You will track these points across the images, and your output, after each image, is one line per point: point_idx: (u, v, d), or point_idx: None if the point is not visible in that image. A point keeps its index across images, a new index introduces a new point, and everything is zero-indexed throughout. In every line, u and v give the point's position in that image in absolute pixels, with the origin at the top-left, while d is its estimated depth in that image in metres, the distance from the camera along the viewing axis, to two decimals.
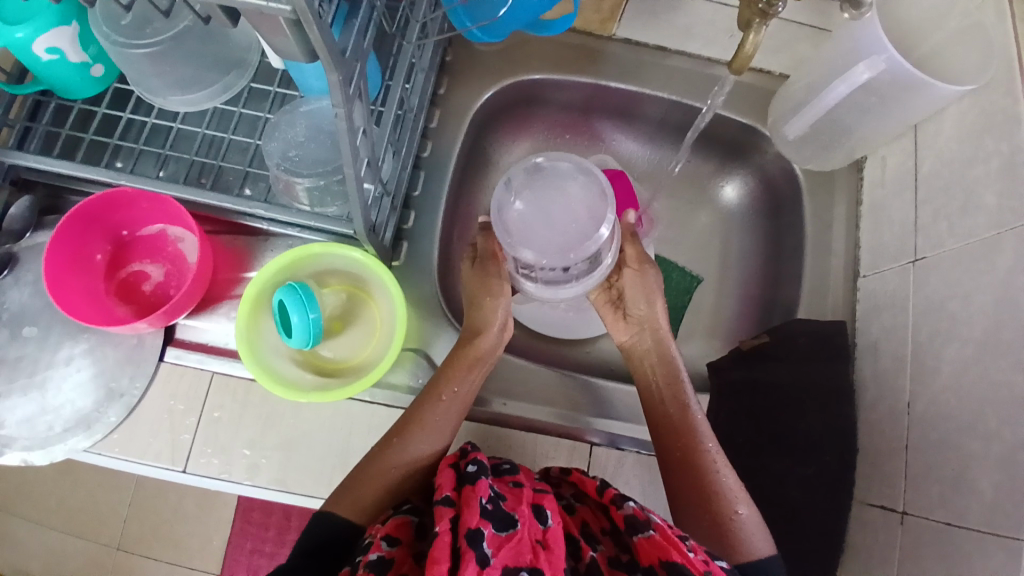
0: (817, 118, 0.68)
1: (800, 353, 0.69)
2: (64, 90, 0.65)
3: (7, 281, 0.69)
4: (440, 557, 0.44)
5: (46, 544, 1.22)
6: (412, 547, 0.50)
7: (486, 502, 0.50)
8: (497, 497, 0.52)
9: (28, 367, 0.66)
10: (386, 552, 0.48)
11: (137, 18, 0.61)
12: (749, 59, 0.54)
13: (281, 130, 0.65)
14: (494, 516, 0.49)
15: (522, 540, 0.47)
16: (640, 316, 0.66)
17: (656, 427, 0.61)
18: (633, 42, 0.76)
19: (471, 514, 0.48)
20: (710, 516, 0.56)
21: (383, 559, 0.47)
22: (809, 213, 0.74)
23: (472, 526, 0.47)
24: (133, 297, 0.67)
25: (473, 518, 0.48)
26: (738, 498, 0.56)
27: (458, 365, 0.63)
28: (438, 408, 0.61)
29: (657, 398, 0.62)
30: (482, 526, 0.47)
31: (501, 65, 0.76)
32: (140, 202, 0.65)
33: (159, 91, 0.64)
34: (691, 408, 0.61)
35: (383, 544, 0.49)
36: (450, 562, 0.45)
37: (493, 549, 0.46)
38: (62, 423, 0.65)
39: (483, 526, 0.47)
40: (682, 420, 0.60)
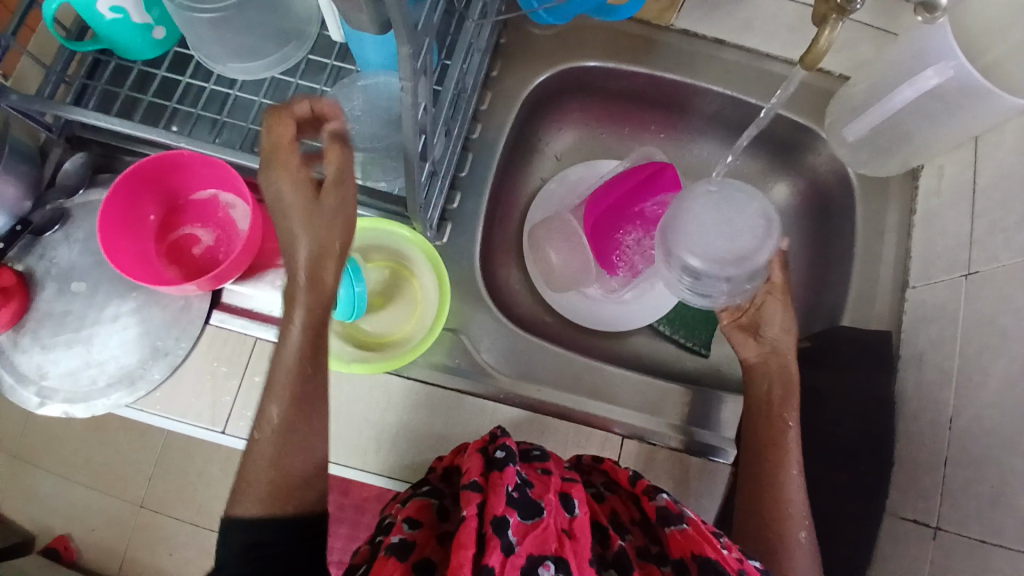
0: (877, 121, 0.66)
1: (840, 359, 0.68)
2: (124, 50, 0.66)
3: (58, 237, 0.70)
4: (467, 542, 0.44)
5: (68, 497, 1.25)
6: (435, 528, 0.50)
7: (513, 490, 0.50)
8: (525, 484, 0.52)
9: (75, 322, 0.68)
10: (408, 535, 0.48)
11: None
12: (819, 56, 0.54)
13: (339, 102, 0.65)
14: (520, 504, 0.48)
15: (549, 529, 0.47)
16: (775, 342, 0.66)
17: (759, 438, 0.63)
18: (690, 33, 0.74)
19: (498, 501, 0.48)
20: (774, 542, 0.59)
21: (406, 541, 0.47)
22: (860, 218, 0.73)
23: (498, 513, 0.47)
24: (182, 259, 0.68)
25: (500, 506, 0.48)
26: (801, 524, 0.60)
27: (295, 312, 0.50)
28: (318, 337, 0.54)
29: (761, 414, 0.64)
30: (509, 514, 0.47)
31: (555, 50, 0.75)
32: (196, 166, 0.65)
33: (220, 59, 0.65)
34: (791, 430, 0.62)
35: (405, 526, 0.49)
36: (477, 547, 0.45)
37: (518, 537, 0.46)
38: (105, 378, 0.66)
39: (510, 514, 0.47)
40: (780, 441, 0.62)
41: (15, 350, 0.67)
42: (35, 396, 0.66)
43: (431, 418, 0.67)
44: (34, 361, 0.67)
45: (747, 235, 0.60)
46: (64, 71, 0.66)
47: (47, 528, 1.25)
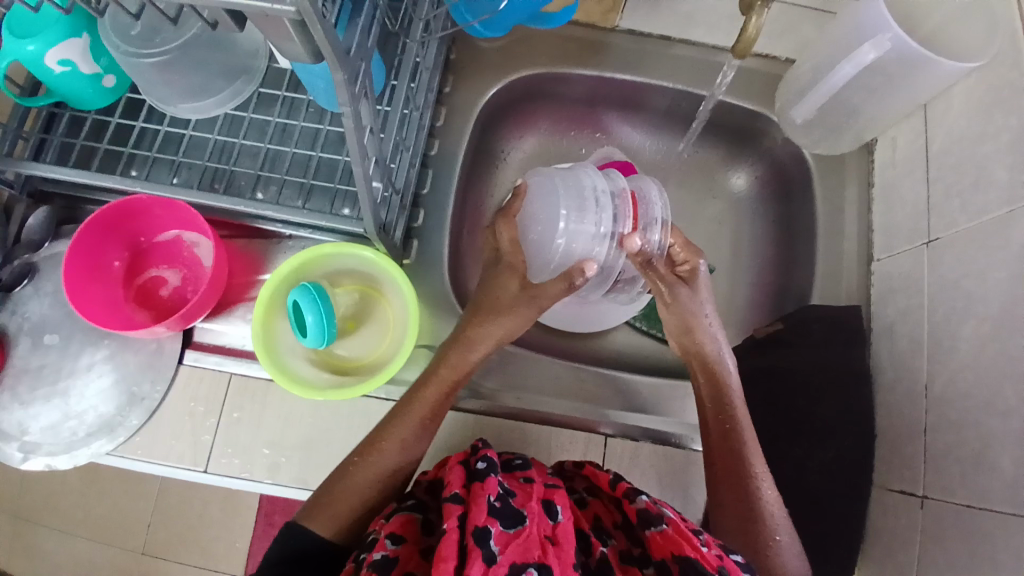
0: (823, 100, 0.67)
1: (815, 339, 0.69)
2: (76, 102, 0.67)
3: (28, 292, 0.70)
4: (448, 555, 0.45)
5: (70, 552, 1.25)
6: (418, 544, 0.52)
7: (494, 499, 0.50)
8: (507, 493, 0.52)
9: (51, 375, 0.68)
10: (391, 551, 0.49)
11: (146, 28, 0.60)
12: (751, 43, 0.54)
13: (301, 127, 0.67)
14: (502, 513, 0.49)
15: (530, 537, 0.48)
16: (686, 336, 0.64)
17: (711, 454, 0.60)
18: (636, 32, 0.75)
19: (480, 512, 0.48)
20: (751, 512, 0.56)
21: (387, 557, 0.48)
22: (820, 197, 0.73)
23: (480, 524, 0.47)
24: (151, 303, 0.68)
25: (481, 515, 0.48)
26: (778, 525, 0.56)
27: (397, 425, 0.59)
28: (409, 430, 0.59)
29: (701, 397, 0.62)
30: (490, 524, 0.47)
31: (505, 61, 0.76)
32: (154, 209, 0.66)
33: (170, 101, 0.65)
34: (745, 429, 0.59)
35: (388, 542, 0.50)
36: (458, 559, 0.45)
37: (501, 546, 0.46)
38: (86, 428, 0.66)
39: (492, 523, 0.47)
40: (730, 433, 0.59)
41: None
42: (17, 451, 0.66)
43: None
44: (13, 418, 0.67)
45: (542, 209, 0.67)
46: (21, 127, 0.66)
47: None
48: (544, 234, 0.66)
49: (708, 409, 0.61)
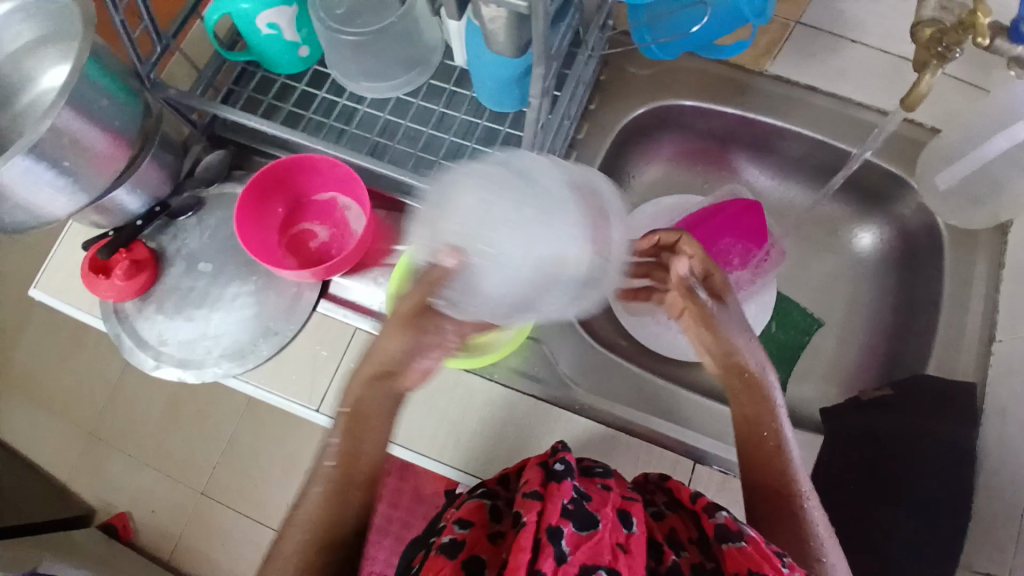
0: (970, 169, 0.67)
1: (923, 407, 0.68)
2: (271, 64, 0.75)
3: (191, 222, 0.78)
4: (524, 546, 0.46)
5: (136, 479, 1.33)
6: (487, 529, 0.53)
7: (569, 502, 0.51)
8: (582, 496, 0.53)
9: (198, 298, 0.75)
10: (458, 535, 0.52)
11: (349, 11, 0.69)
12: (920, 100, 0.55)
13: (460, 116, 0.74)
14: (576, 516, 0.50)
15: (602, 542, 0.49)
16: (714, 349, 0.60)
17: (748, 468, 0.59)
18: (782, 78, 0.77)
19: (554, 510, 0.49)
20: (803, 545, 0.55)
21: (456, 541, 0.51)
22: (948, 268, 0.73)
23: (553, 522, 0.48)
24: (299, 251, 0.75)
25: (555, 515, 0.49)
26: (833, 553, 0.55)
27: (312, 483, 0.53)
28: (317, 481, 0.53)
29: (749, 435, 0.59)
30: (562, 524, 0.48)
31: (652, 87, 0.80)
32: (320, 169, 0.73)
33: (353, 78, 0.73)
34: (790, 453, 0.58)
35: (456, 527, 0.53)
36: (532, 552, 0.46)
37: (571, 547, 0.48)
38: (219, 349, 0.73)
39: (564, 524, 0.49)
40: (773, 451, 0.58)
41: (141, 317, 0.76)
42: (151, 359, 0.74)
43: (509, 421, 0.70)
44: (156, 328, 0.75)
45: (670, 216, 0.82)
46: (214, 78, 0.76)
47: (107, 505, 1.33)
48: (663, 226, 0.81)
49: (748, 442, 0.59)
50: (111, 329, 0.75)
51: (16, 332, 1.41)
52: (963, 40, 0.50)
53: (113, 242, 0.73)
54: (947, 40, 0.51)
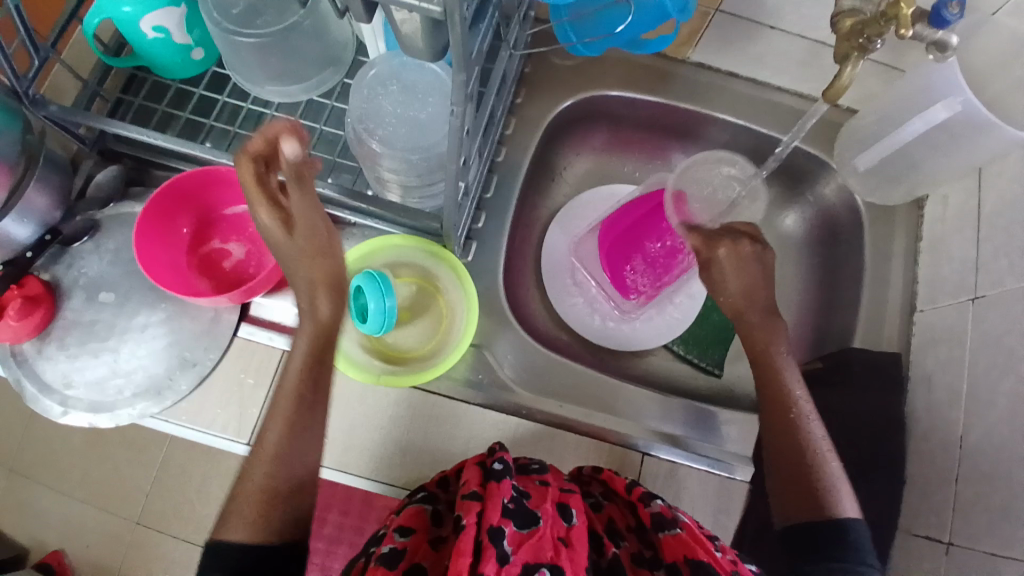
0: (888, 152, 0.68)
1: (855, 380, 0.71)
2: (163, 69, 0.68)
3: (88, 248, 0.71)
4: (464, 551, 0.45)
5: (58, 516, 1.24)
6: (427, 534, 0.53)
7: (508, 501, 0.51)
8: (520, 495, 0.53)
9: (104, 331, 0.69)
10: (398, 544, 0.51)
11: (247, 9, 0.62)
12: (841, 93, 0.53)
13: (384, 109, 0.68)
14: (516, 514, 0.50)
15: (544, 538, 0.49)
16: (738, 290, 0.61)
17: (768, 423, 0.61)
18: (704, 65, 0.77)
19: (494, 509, 0.49)
20: (809, 487, 0.56)
21: (395, 550, 0.50)
22: (869, 244, 0.76)
23: (495, 523, 0.48)
24: (214, 271, 0.70)
25: (496, 515, 0.49)
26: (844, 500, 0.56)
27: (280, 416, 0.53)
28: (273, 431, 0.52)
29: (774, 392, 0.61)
30: (504, 524, 0.48)
31: (577, 79, 0.78)
32: (229, 182, 0.68)
33: (257, 81, 0.68)
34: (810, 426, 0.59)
35: (396, 536, 0.52)
36: (474, 555, 0.46)
37: (514, 546, 0.47)
38: (133, 387, 0.67)
39: (506, 523, 0.48)
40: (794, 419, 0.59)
41: (42, 358, 0.69)
42: (57, 405, 0.67)
43: (457, 434, 0.68)
44: (59, 370, 0.68)
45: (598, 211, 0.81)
46: (101, 86, 0.68)
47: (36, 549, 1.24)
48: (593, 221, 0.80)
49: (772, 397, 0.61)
50: (9, 374, 0.68)
51: None
52: (884, 31, 0.50)
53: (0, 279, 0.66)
54: (868, 31, 0.51)
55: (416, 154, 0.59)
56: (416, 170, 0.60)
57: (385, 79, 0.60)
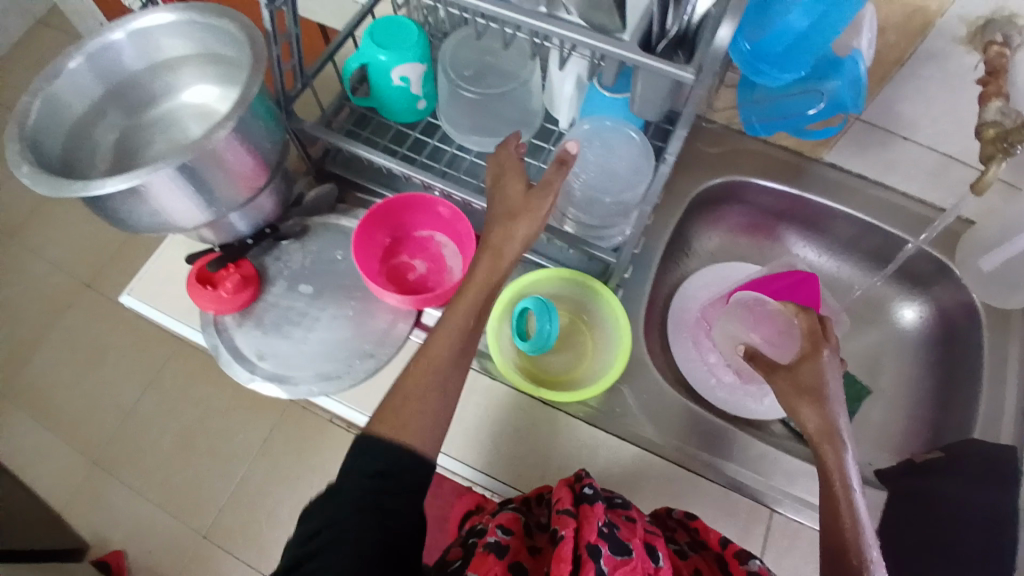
0: (1013, 255, 0.76)
1: (974, 472, 0.73)
2: (390, 112, 0.82)
3: (294, 246, 0.83)
4: (565, 558, 0.50)
5: (137, 513, 1.40)
6: (525, 540, 0.58)
7: (603, 525, 0.53)
8: (613, 524, 0.55)
9: (296, 316, 0.79)
10: (502, 539, 0.55)
11: (476, 74, 0.78)
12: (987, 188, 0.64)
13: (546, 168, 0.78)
14: (612, 538, 0.52)
15: (637, 569, 0.51)
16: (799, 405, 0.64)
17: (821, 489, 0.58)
18: (837, 166, 0.88)
19: (591, 530, 0.52)
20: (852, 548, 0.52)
21: (500, 544, 0.55)
22: (988, 346, 0.81)
23: (592, 541, 0.51)
24: (399, 280, 0.80)
25: (593, 534, 0.52)
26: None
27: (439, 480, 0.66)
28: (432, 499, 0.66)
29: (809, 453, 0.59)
30: (600, 544, 0.51)
31: (720, 165, 0.90)
32: (427, 208, 0.80)
33: (464, 132, 0.81)
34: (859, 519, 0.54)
35: (499, 531, 0.56)
36: (572, 564, 0.50)
37: (609, 568, 0.50)
38: (314, 367, 0.77)
39: (602, 544, 0.51)
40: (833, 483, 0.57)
41: (238, 330, 0.79)
42: (245, 371, 0.77)
43: (592, 458, 0.73)
44: (254, 343, 0.78)
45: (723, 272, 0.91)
46: (334, 117, 0.83)
47: (105, 539, 1.41)
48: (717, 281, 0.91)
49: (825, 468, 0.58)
50: (207, 340, 0.78)
51: (59, 369, 1.56)
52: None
53: (222, 257, 0.78)
54: (1012, 138, 0.61)
55: (608, 198, 0.71)
56: (602, 210, 0.72)
57: (590, 137, 0.71)
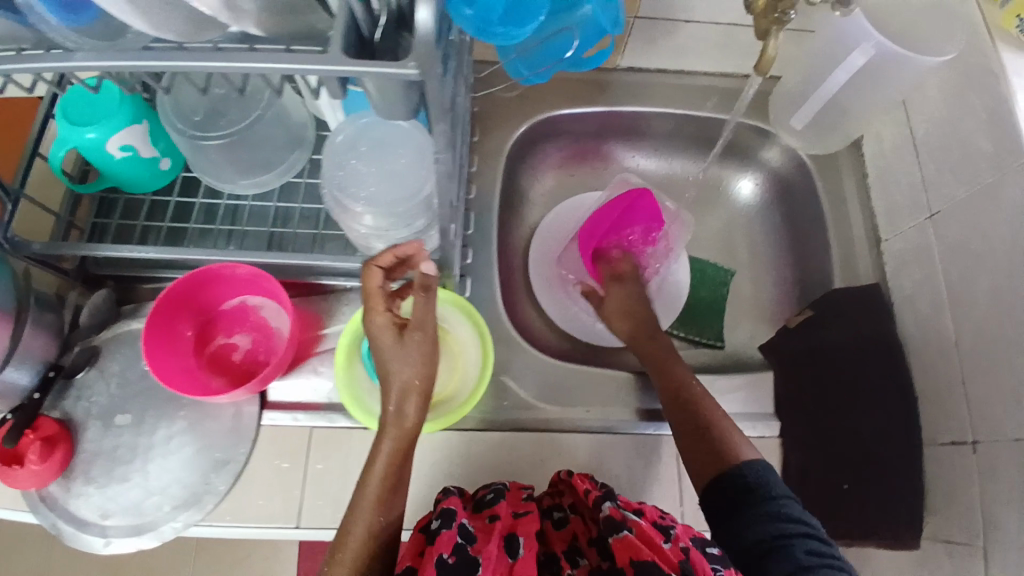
0: (818, 106, 0.76)
1: (845, 318, 0.76)
2: (133, 185, 0.69)
3: (93, 375, 0.70)
4: None
5: None
6: None
7: (448, 556, 0.52)
8: (464, 542, 0.54)
9: (127, 454, 0.68)
10: None
11: (208, 112, 0.64)
12: (769, 64, 0.59)
13: (348, 168, 0.59)
14: (458, 567, 0.52)
15: None
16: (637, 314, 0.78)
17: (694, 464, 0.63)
18: (637, 68, 0.85)
19: (430, 575, 0.51)
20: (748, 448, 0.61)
21: None
22: (824, 192, 0.81)
23: None
24: (225, 367, 0.68)
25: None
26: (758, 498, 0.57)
27: (367, 492, 0.53)
28: (379, 512, 0.53)
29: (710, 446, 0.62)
30: None
31: (525, 106, 0.84)
32: (224, 278, 0.68)
33: (229, 177, 0.67)
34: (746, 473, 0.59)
35: None
36: None
37: None
38: (169, 502, 0.66)
39: None
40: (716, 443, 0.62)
41: (70, 496, 0.67)
42: (98, 536, 0.66)
43: (499, 461, 0.70)
44: (92, 503, 0.67)
45: (398, 175, 0.60)
46: (73, 215, 0.68)
47: None
48: (388, 200, 0.60)
49: (687, 431, 0.65)
50: (42, 520, 0.66)
51: None
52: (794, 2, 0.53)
53: (15, 426, 0.63)
54: (781, 6, 0.54)
55: (399, 206, 0.60)
56: (402, 219, 0.61)
57: (356, 142, 0.59)
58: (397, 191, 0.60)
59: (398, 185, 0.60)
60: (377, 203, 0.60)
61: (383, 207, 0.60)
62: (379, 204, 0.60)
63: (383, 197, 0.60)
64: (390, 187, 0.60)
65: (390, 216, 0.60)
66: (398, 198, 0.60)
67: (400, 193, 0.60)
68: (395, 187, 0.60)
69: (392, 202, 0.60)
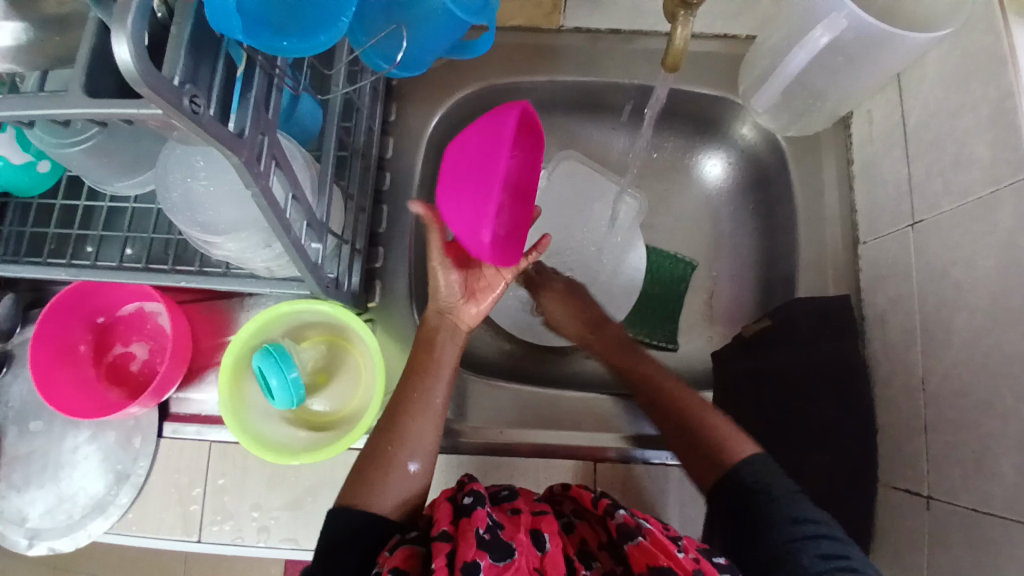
0: (785, 85, 0.62)
1: (804, 335, 0.66)
2: (18, 189, 0.65)
3: (9, 378, 0.70)
4: None
5: None
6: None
7: (484, 531, 0.46)
8: (496, 525, 0.48)
9: (39, 461, 0.68)
10: None
11: None
12: (681, 54, 0.49)
13: (189, 184, 0.53)
14: (492, 546, 0.45)
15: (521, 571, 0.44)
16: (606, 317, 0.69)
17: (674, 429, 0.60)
18: (585, 29, 0.72)
19: (468, 546, 0.45)
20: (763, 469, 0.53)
21: None
22: (797, 182, 0.69)
23: (469, 558, 0.44)
24: (126, 379, 0.67)
25: (471, 549, 0.44)
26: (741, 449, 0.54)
27: (386, 439, 0.56)
28: (407, 458, 0.55)
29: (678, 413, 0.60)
30: (479, 557, 0.44)
31: (450, 80, 0.73)
32: (111, 287, 0.66)
33: (106, 180, 0.62)
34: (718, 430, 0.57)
35: None
36: None
37: None
38: (80, 509, 0.66)
39: (482, 557, 0.44)
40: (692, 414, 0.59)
41: None
42: (22, 537, 0.66)
43: None
44: (12, 506, 0.67)
45: (238, 197, 0.53)
46: None
47: None
48: (229, 223, 0.53)
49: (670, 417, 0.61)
50: None
51: None
52: None
53: None
54: None
55: (246, 228, 0.53)
56: (256, 241, 0.54)
57: (191, 159, 0.52)
58: (238, 214, 0.53)
59: (238, 208, 0.53)
60: (216, 227, 0.53)
61: (223, 231, 0.53)
62: (218, 228, 0.53)
63: (222, 219, 0.53)
64: (229, 210, 0.53)
65: (235, 243, 0.54)
66: (239, 222, 0.53)
67: (240, 216, 0.53)
68: (235, 211, 0.53)
69: (233, 226, 0.53)
